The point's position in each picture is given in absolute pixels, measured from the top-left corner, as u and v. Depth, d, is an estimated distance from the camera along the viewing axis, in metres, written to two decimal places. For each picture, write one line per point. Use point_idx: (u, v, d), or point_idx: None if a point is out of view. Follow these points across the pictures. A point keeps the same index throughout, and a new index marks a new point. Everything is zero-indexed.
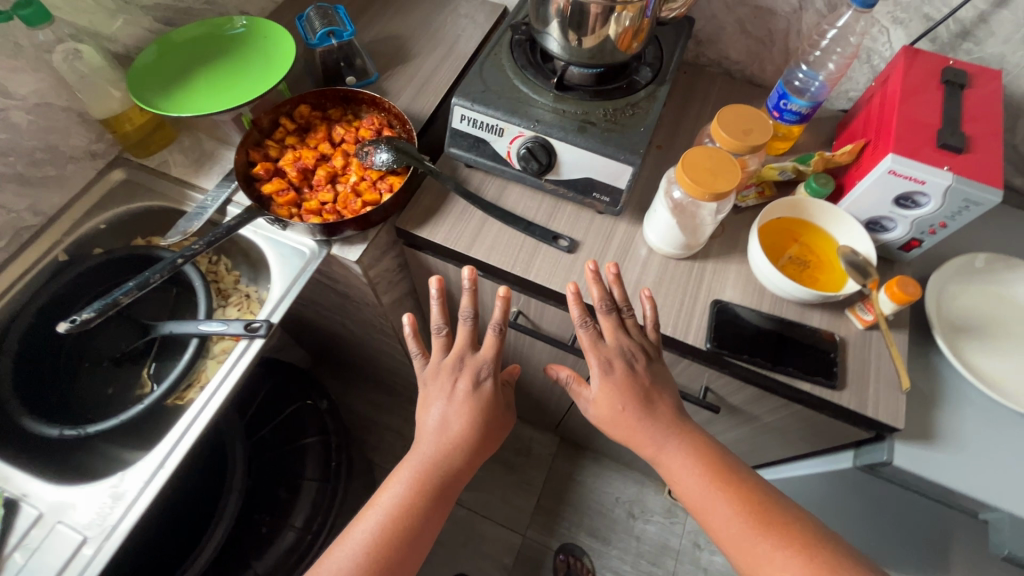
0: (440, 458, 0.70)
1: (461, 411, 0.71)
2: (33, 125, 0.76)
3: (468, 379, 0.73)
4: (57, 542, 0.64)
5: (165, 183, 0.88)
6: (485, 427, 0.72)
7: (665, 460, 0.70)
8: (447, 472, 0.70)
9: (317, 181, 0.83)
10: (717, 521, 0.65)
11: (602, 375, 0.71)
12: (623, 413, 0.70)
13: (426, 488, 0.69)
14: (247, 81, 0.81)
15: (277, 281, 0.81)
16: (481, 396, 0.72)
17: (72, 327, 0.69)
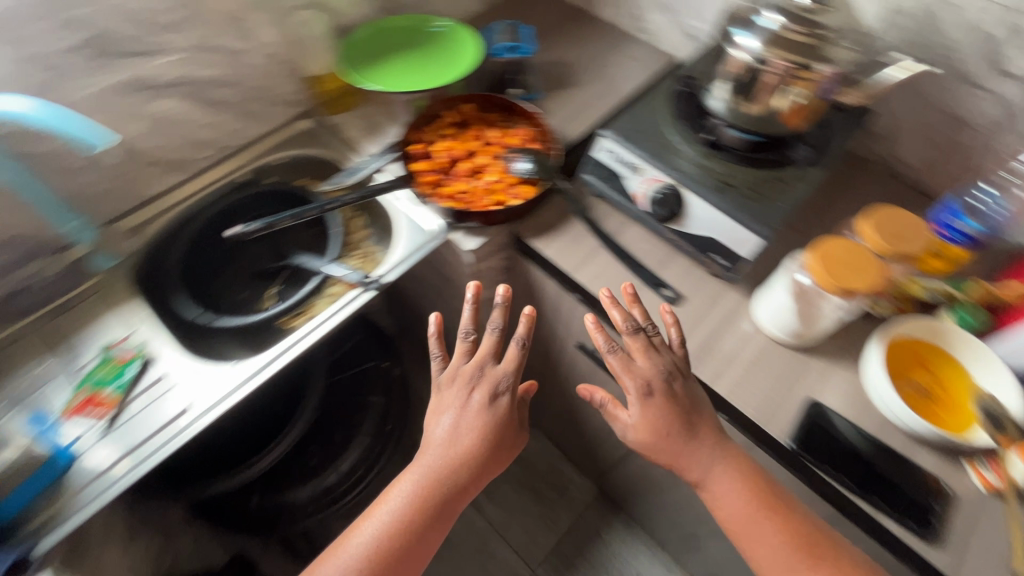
0: (444, 472, 0.72)
1: (470, 428, 0.73)
2: (260, 69, 0.92)
3: (484, 393, 0.75)
4: (166, 405, 0.75)
5: (337, 141, 1.01)
6: (492, 443, 0.74)
7: (708, 488, 0.68)
8: (447, 488, 0.72)
9: (459, 172, 0.90)
10: (766, 552, 0.65)
11: (640, 399, 0.70)
12: (664, 440, 0.69)
13: (426, 501, 0.71)
14: (424, 75, 0.92)
15: (400, 247, 0.90)
16: (494, 413, 0.75)
17: (241, 232, 0.82)
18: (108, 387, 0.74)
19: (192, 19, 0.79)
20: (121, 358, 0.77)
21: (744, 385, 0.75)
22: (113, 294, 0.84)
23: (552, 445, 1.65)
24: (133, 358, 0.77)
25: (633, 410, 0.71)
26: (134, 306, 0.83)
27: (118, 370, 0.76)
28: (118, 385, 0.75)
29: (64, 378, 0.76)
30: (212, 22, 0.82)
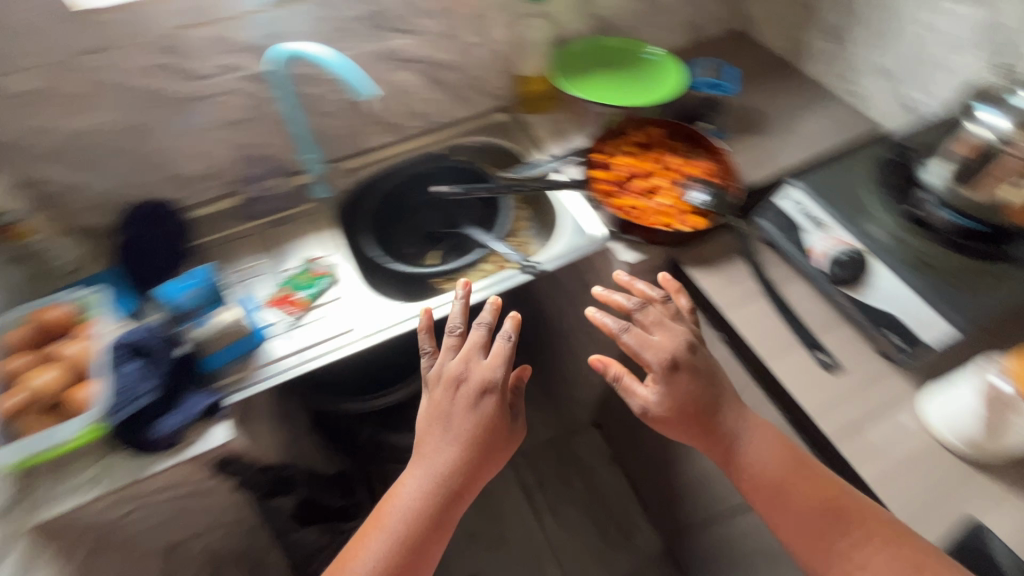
0: (436, 481, 0.68)
1: (452, 436, 0.70)
2: (482, 62, 1.03)
3: (470, 395, 0.72)
4: (333, 322, 0.85)
5: (525, 137, 1.09)
6: (477, 448, 0.70)
7: (735, 459, 0.70)
8: (433, 498, 0.68)
9: (634, 188, 0.94)
10: (800, 522, 0.66)
11: (658, 370, 0.70)
12: (687, 412, 0.70)
13: (426, 509, 0.67)
14: (625, 92, 0.98)
15: (559, 243, 0.94)
16: (482, 414, 0.71)
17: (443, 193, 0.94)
18: (302, 291, 0.87)
19: (447, 10, 0.92)
20: (315, 271, 0.90)
21: (893, 478, 0.69)
22: (318, 222, 0.99)
23: (628, 486, 1.59)
24: (325, 275, 0.90)
25: (653, 390, 0.71)
26: (332, 235, 0.97)
27: (311, 280, 0.88)
28: (309, 292, 0.87)
29: (270, 276, 0.90)
30: (461, 15, 0.94)
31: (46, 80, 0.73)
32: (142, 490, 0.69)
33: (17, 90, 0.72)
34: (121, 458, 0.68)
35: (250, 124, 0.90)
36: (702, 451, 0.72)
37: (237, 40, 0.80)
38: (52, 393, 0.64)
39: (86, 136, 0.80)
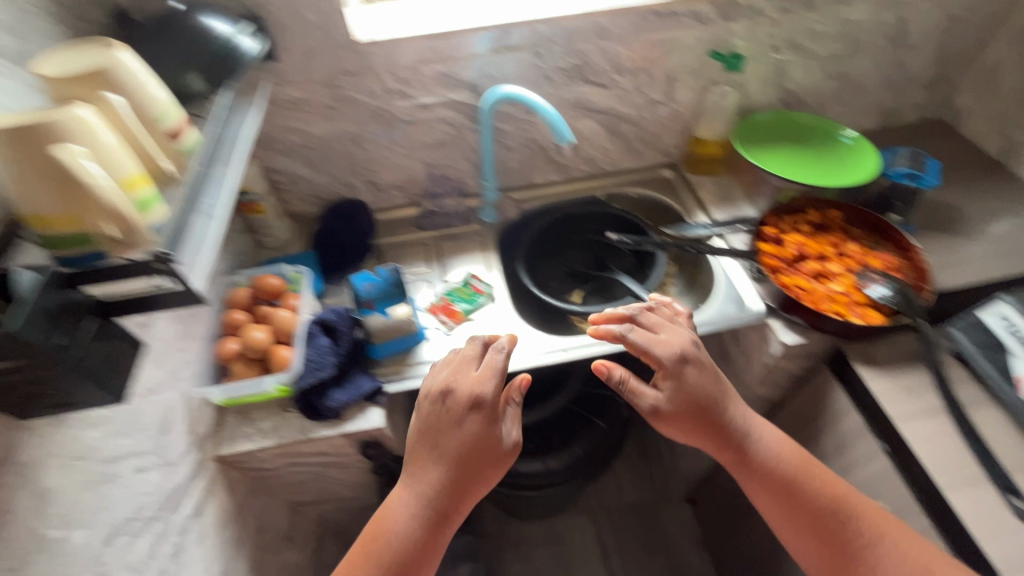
0: (422, 502, 0.63)
1: (436, 454, 0.64)
2: (661, 120, 1.05)
3: (457, 410, 0.64)
4: (478, 339, 0.89)
5: (688, 197, 1.08)
6: (461, 468, 0.63)
7: (743, 457, 0.72)
8: (419, 520, 0.63)
9: (803, 268, 0.89)
10: (807, 514, 0.68)
11: (663, 364, 0.69)
12: (696, 411, 0.69)
13: (412, 533, 0.62)
14: (804, 169, 0.96)
15: (710, 308, 0.91)
16: (468, 434, 0.63)
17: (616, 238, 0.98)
18: (460, 305, 0.93)
19: (643, 69, 0.96)
20: (473, 289, 0.95)
21: None
22: (477, 243, 1.05)
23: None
24: (481, 294, 0.95)
25: (659, 395, 0.69)
26: (490, 258, 1.03)
27: (469, 296, 0.94)
28: (466, 306, 0.93)
29: (432, 284, 0.97)
30: (655, 75, 0.97)
31: (306, 91, 0.87)
32: (300, 449, 0.77)
33: (286, 97, 0.87)
34: (296, 415, 0.78)
35: (445, 148, 1.01)
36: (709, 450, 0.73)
37: (456, 76, 0.90)
38: (261, 348, 0.74)
39: (319, 140, 0.94)
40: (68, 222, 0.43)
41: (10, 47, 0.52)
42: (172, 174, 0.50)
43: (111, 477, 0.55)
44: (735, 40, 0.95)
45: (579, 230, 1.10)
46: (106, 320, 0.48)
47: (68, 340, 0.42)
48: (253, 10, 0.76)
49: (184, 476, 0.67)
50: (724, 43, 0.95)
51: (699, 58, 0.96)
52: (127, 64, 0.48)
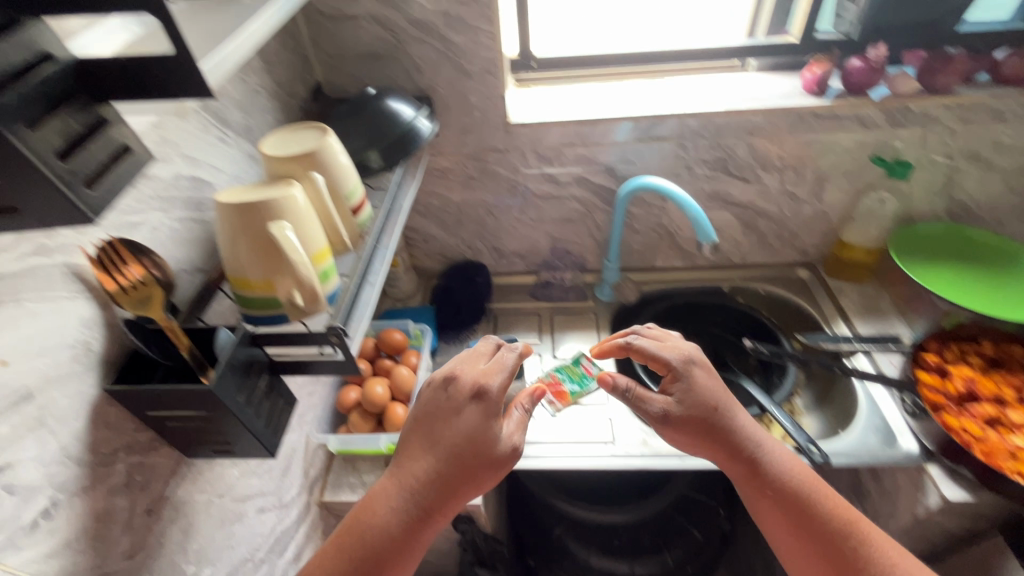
0: (407, 494, 0.54)
1: (427, 442, 0.56)
2: (806, 219, 0.98)
3: (458, 397, 0.57)
4: (585, 426, 0.85)
5: (828, 303, 0.99)
6: (451, 460, 0.54)
7: (752, 473, 0.62)
8: (400, 514, 0.53)
9: (974, 410, 0.76)
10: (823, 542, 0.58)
11: (671, 365, 0.64)
12: (705, 419, 0.61)
13: (390, 526, 0.53)
14: (971, 295, 0.86)
15: (849, 436, 0.80)
16: (463, 425, 0.55)
17: (753, 347, 0.90)
18: (569, 385, 0.90)
19: (793, 168, 0.91)
20: (583, 369, 0.92)
21: None
22: (588, 321, 1.03)
23: None
24: (591, 376, 0.92)
25: (670, 402, 0.62)
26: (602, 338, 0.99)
27: (578, 376, 0.92)
28: (575, 387, 0.90)
29: (542, 358, 0.97)
30: (806, 174, 0.91)
31: (454, 162, 0.92)
32: None
33: (436, 167, 0.93)
34: None
35: (572, 224, 1.01)
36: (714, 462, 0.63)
37: (597, 160, 0.90)
38: (379, 403, 0.76)
39: (454, 205, 0.99)
40: (262, 285, 0.48)
41: (238, 122, 0.60)
42: (348, 245, 0.55)
43: (239, 516, 0.58)
44: (905, 145, 0.88)
45: (697, 321, 1.04)
46: (276, 377, 0.52)
47: (246, 396, 0.46)
48: (425, 91, 0.82)
49: (293, 519, 0.69)
50: (891, 148, 0.88)
51: (859, 161, 0.90)
52: (331, 148, 0.53)
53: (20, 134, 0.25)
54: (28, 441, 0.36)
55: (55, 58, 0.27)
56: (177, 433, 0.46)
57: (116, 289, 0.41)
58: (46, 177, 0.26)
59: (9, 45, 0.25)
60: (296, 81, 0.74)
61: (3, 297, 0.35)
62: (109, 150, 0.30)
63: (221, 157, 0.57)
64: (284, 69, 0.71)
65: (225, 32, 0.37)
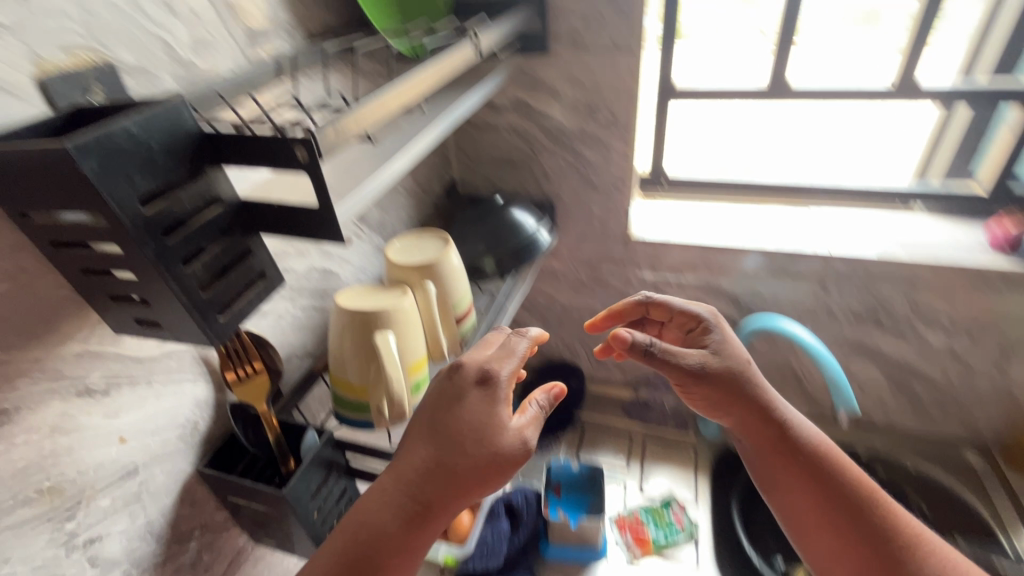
0: (392, 493, 0.37)
1: (418, 433, 0.40)
2: (982, 394, 0.80)
3: (465, 377, 0.41)
4: None
5: (1007, 507, 0.78)
6: (445, 451, 0.38)
7: (782, 442, 0.50)
8: (383, 519, 0.37)
9: None
10: (869, 539, 0.46)
11: (700, 317, 0.54)
12: (739, 375, 0.50)
13: (369, 536, 0.36)
14: None
15: None
16: (466, 413, 0.39)
17: None
18: (654, 532, 0.80)
19: (968, 332, 0.76)
20: (673, 516, 0.82)
21: None
22: (687, 457, 0.92)
23: None
24: (681, 527, 0.80)
25: (705, 354, 0.50)
26: (700, 481, 0.88)
27: (667, 524, 0.81)
28: (661, 535, 0.79)
29: (628, 490, 0.87)
30: (985, 342, 0.76)
31: (567, 266, 0.91)
32: None
33: (548, 267, 0.92)
34: None
35: None
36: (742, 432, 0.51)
37: (721, 287, 0.83)
38: None
39: (561, 306, 0.97)
40: (358, 388, 0.49)
41: (374, 217, 0.65)
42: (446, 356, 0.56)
43: None
44: None
45: None
46: (351, 481, 0.51)
47: (317, 501, 0.46)
48: (550, 197, 0.83)
49: None
50: None
51: None
52: (448, 262, 0.55)
53: (179, 273, 0.28)
54: (121, 514, 0.38)
55: (223, 201, 0.30)
56: (248, 520, 0.47)
57: (232, 379, 0.44)
58: (189, 308, 0.28)
59: (188, 195, 0.28)
60: (434, 179, 0.79)
61: (138, 377, 0.38)
62: (247, 277, 0.32)
63: (352, 249, 0.61)
64: (425, 169, 0.76)
65: (347, 188, 0.38)
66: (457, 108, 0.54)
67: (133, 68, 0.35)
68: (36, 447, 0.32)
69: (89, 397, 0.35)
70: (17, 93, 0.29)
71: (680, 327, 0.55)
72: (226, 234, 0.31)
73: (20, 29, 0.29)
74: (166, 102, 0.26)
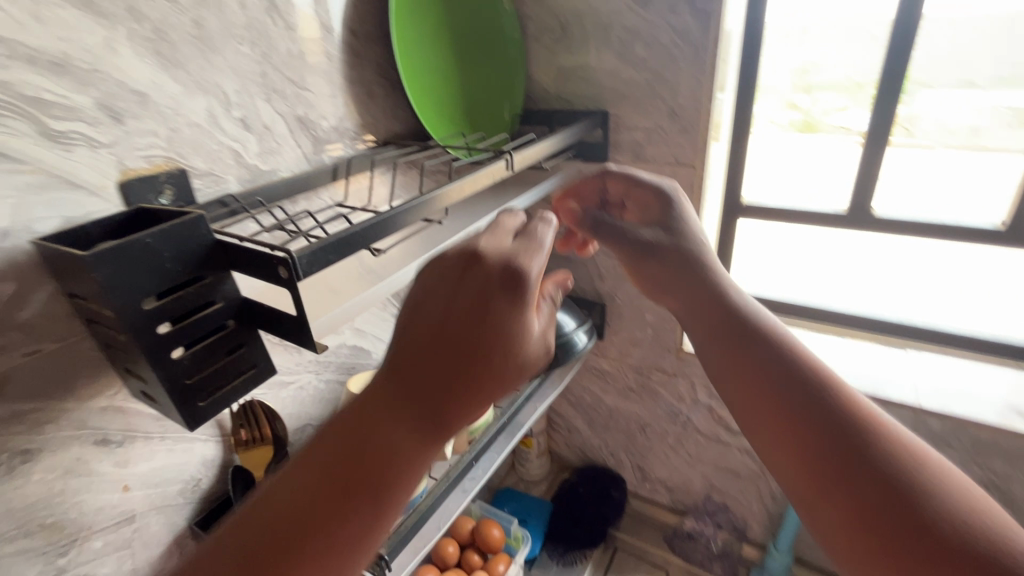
0: (376, 428, 0.25)
1: (404, 347, 0.25)
2: None
3: (487, 272, 0.26)
4: None
5: None
6: (457, 372, 0.25)
7: (733, 325, 0.38)
8: (357, 460, 0.24)
9: None
10: (846, 461, 0.29)
11: (660, 194, 0.48)
12: (691, 256, 0.43)
13: (337, 487, 0.24)
14: None
15: None
16: (491, 322, 0.26)
17: None
18: None
19: None
20: None
21: None
22: None
23: None
24: None
25: (657, 232, 0.45)
26: None
27: None
28: None
29: None
30: None
31: (615, 369, 0.86)
32: None
33: (596, 367, 0.88)
34: None
35: (737, 478, 0.83)
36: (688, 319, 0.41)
37: None
38: None
39: (606, 408, 0.91)
40: None
41: None
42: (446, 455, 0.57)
43: None
44: None
45: None
46: None
47: None
48: (602, 297, 0.82)
49: None
50: None
51: None
52: None
53: (166, 361, 0.32)
54: (110, 558, 0.41)
55: (225, 301, 0.35)
56: None
57: (239, 444, 0.47)
58: (171, 391, 0.32)
59: (190, 294, 0.33)
60: None
61: (154, 433, 0.43)
62: (238, 366, 0.36)
63: (387, 330, 0.64)
64: None
65: (336, 298, 0.37)
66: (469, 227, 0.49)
67: (201, 171, 0.41)
68: (49, 485, 0.37)
69: (105, 446, 0.40)
70: (100, 193, 0.36)
71: (641, 206, 0.49)
72: (223, 328, 0.35)
73: (114, 145, 0.36)
74: (184, 219, 0.31)
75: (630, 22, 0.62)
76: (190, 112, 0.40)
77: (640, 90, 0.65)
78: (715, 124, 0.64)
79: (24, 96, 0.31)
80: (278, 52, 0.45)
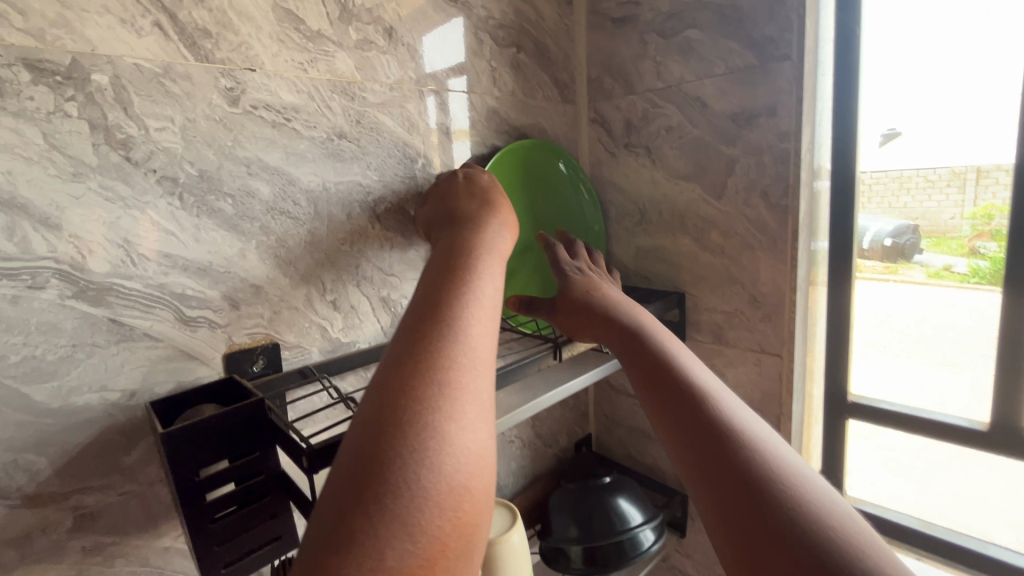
0: (456, 256, 0.35)
1: (449, 239, 0.39)
2: None
3: (473, 213, 0.44)
4: None
5: None
6: (488, 240, 0.39)
7: (616, 331, 0.44)
8: (458, 267, 0.34)
9: None
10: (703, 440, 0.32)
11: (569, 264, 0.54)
12: (588, 290, 0.49)
13: (449, 278, 0.33)
14: None
15: None
16: (498, 230, 0.42)
17: None
18: None
19: None
20: None
21: None
22: None
23: None
24: None
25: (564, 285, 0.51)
26: None
27: None
28: None
29: None
30: None
31: None
32: None
33: (680, 568, 0.76)
34: None
35: None
36: (594, 327, 0.47)
37: None
38: None
39: None
40: None
41: None
42: None
43: None
44: None
45: None
46: None
47: None
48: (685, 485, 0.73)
49: None
50: None
51: None
52: (507, 549, 0.52)
53: (203, 527, 0.36)
54: None
55: (269, 473, 0.39)
56: None
57: None
58: (199, 558, 0.36)
59: (241, 466, 0.38)
60: (563, 433, 0.79)
61: None
62: (264, 534, 0.40)
63: None
64: (553, 422, 0.77)
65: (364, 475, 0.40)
66: (524, 407, 0.50)
67: (291, 344, 0.50)
68: None
69: None
70: (208, 362, 0.45)
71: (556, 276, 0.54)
72: (263, 498, 0.39)
73: (229, 326, 0.46)
74: (252, 403, 0.37)
75: (705, 212, 0.64)
76: (291, 299, 0.49)
77: (718, 274, 0.64)
78: (816, 271, 0.61)
79: (172, 294, 0.42)
80: (374, 249, 0.55)
